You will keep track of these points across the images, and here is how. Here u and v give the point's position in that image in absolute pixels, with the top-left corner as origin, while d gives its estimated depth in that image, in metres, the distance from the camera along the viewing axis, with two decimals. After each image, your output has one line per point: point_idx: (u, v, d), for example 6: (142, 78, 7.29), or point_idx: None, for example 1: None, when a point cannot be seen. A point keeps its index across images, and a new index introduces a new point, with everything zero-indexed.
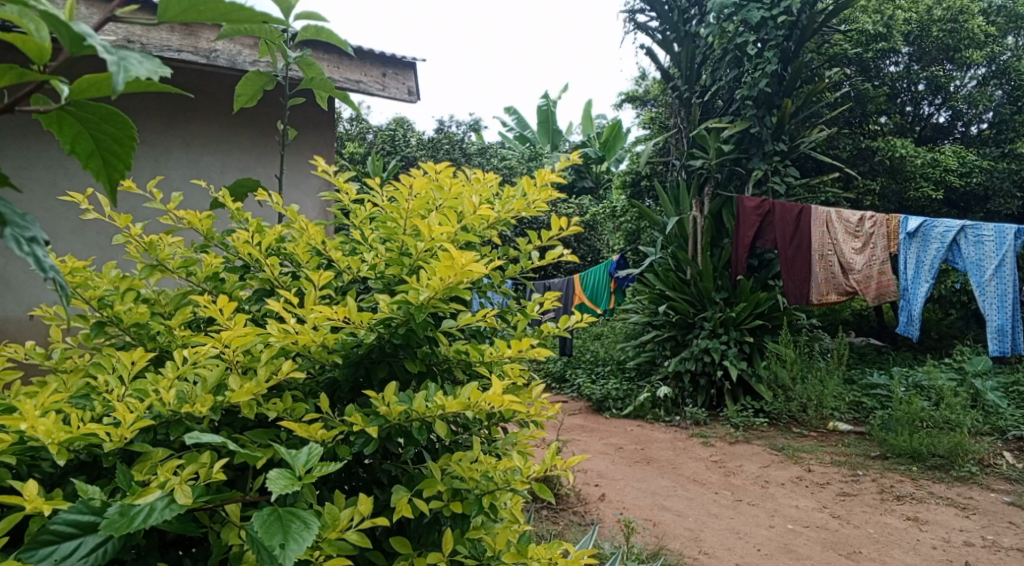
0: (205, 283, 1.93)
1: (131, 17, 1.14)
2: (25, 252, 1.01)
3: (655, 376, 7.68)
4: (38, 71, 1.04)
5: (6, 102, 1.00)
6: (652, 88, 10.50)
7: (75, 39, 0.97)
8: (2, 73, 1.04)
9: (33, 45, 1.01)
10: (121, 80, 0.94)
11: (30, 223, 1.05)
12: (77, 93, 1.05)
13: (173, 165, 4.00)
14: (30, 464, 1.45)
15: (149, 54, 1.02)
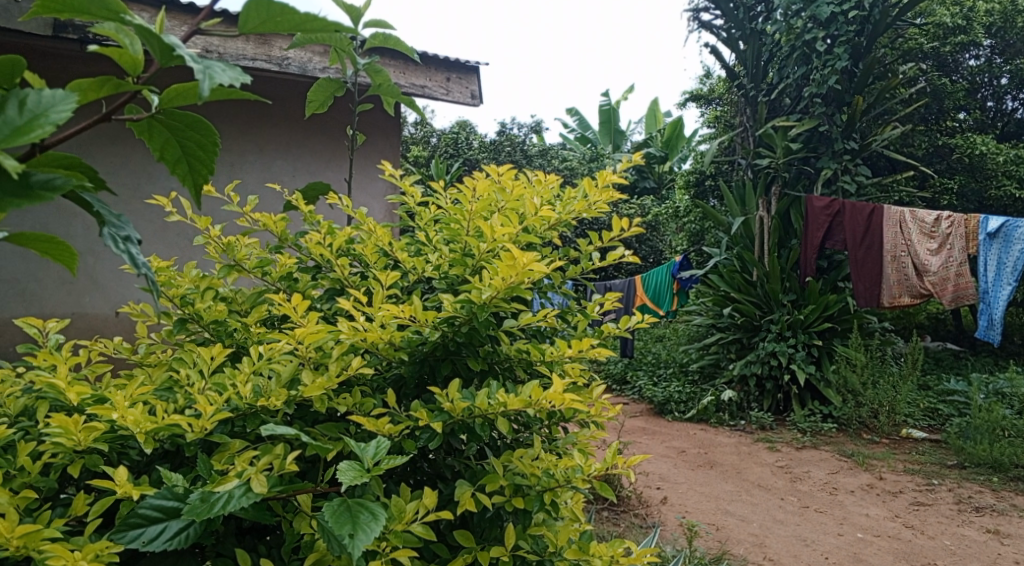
0: (279, 283, 2.02)
1: (214, 30, 1.20)
2: (121, 250, 1.08)
3: (719, 380, 7.62)
4: (132, 82, 1.11)
5: (103, 111, 1.07)
6: (717, 87, 10.37)
7: (165, 50, 1.04)
8: (100, 86, 1.11)
9: (128, 58, 1.08)
10: (206, 88, 1.01)
11: (125, 223, 1.13)
12: (167, 102, 1.12)
13: (247, 170, 4.15)
14: (120, 451, 1.54)
15: (231, 64, 1.08)
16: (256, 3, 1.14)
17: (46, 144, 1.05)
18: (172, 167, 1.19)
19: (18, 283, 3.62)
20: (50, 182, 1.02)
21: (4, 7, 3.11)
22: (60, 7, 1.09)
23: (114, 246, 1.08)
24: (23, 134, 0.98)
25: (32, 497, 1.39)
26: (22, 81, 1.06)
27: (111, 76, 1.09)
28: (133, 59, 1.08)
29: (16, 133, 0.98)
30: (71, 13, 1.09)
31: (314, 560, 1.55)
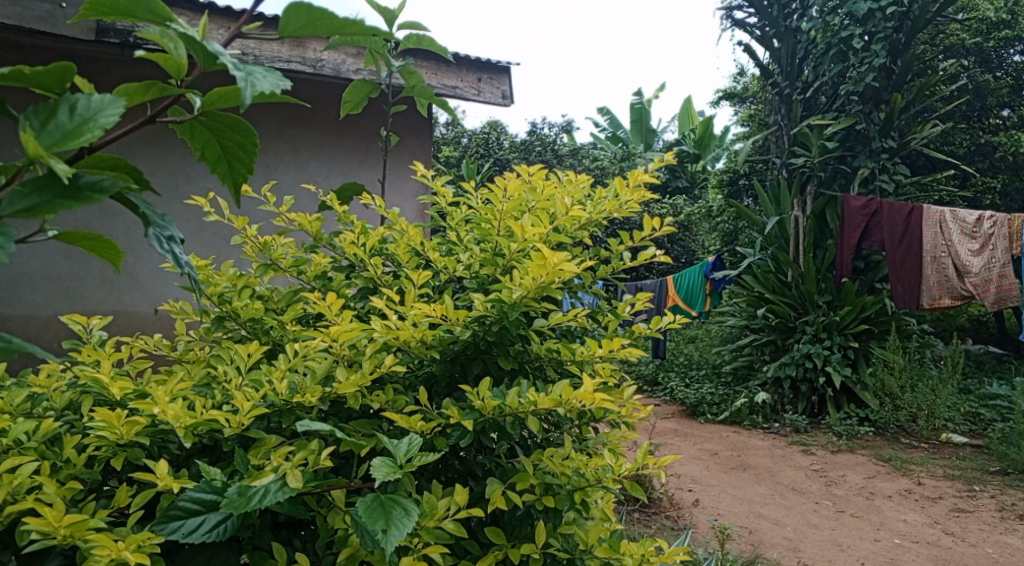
0: (314, 282, 2.06)
1: (257, 34, 1.21)
2: (165, 249, 1.12)
3: (753, 382, 7.57)
4: (175, 86, 1.14)
5: (147, 114, 1.10)
6: (751, 85, 10.26)
7: (208, 55, 1.07)
8: (145, 89, 1.14)
9: (173, 63, 1.12)
10: (248, 94, 1.04)
11: (168, 223, 1.17)
12: (209, 105, 1.15)
13: (282, 170, 4.21)
14: (161, 445, 1.58)
15: (271, 68, 1.11)
16: (294, 8, 1.16)
17: (93, 146, 1.08)
18: (212, 167, 1.22)
19: (63, 281, 3.74)
20: (98, 184, 1.06)
21: (49, 13, 3.24)
22: (107, 12, 1.12)
23: (159, 245, 1.11)
24: (73, 138, 1.02)
25: (78, 488, 1.43)
26: (71, 85, 1.09)
27: (156, 80, 1.12)
28: (177, 63, 1.11)
29: (66, 137, 1.02)
30: (117, 16, 1.12)
31: (347, 555, 1.57)
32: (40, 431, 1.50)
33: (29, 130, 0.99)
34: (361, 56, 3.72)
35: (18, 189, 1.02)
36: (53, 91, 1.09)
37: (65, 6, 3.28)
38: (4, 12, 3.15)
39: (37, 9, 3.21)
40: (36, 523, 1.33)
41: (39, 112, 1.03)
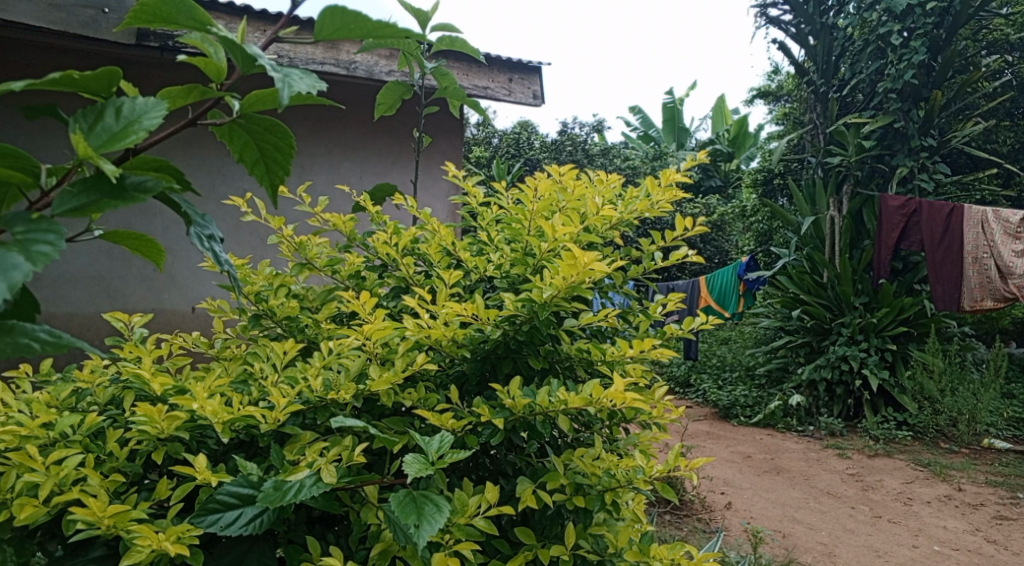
0: (348, 281, 2.09)
1: (293, 37, 1.24)
2: (205, 248, 1.15)
3: (787, 384, 7.50)
4: (215, 89, 1.17)
5: (189, 117, 1.13)
6: (786, 83, 10.14)
7: (247, 59, 1.10)
8: (187, 93, 1.17)
9: (213, 66, 1.15)
10: (286, 94, 1.06)
11: (208, 222, 1.20)
12: (248, 107, 1.18)
13: (317, 171, 4.29)
14: (200, 440, 1.62)
15: (307, 70, 1.13)
16: (330, 10, 1.18)
17: (137, 148, 1.11)
18: (250, 169, 1.25)
19: (104, 280, 3.91)
20: (142, 184, 1.09)
21: (93, 18, 3.43)
22: (150, 18, 1.16)
23: (199, 244, 1.15)
24: (120, 139, 1.05)
25: (120, 480, 1.47)
26: (117, 89, 1.13)
27: (197, 83, 1.15)
28: (218, 67, 1.14)
29: (113, 138, 1.05)
30: (160, 22, 1.16)
31: (380, 551, 1.60)
32: (85, 425, 1.55)
33: (79, 132, 1.03)
34: (394, 58, 3.77)
35: (66, 189, 1.06)
36: (99, 94, 1.12)
37: (107, 10, 3.47)
38: (49, 18, 3.35)
39: (80, 15, 3.40)
40: (81, 512, 1.38)
41: (87, 115, 1.06)
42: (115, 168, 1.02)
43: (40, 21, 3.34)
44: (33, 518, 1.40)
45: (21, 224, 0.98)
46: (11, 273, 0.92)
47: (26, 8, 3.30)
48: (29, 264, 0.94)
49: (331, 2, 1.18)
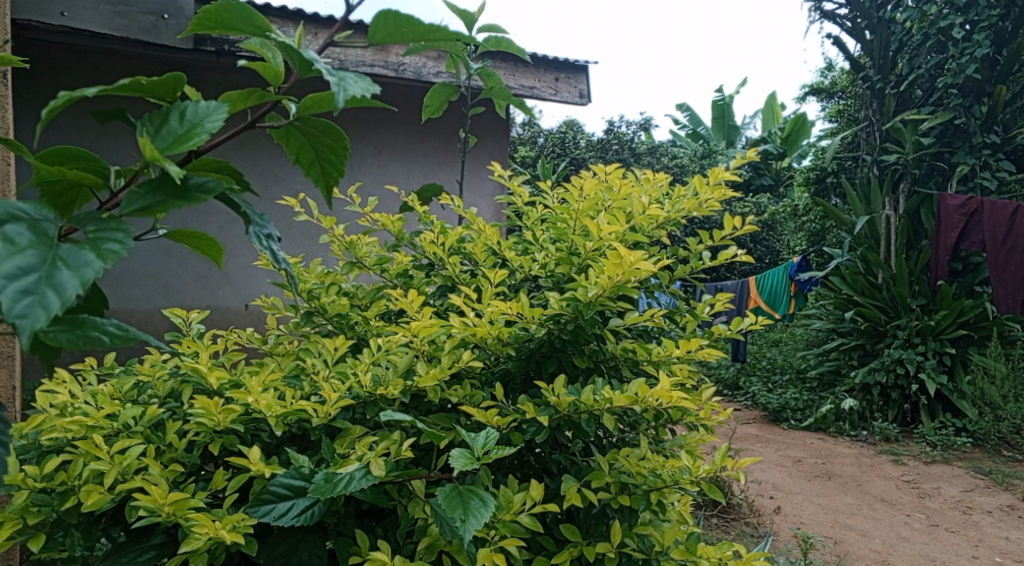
0: (396, 279, 2.14)
1: (347, 41, 1.26)
2: (264, 246, 1.19)
3: (840, 388, 7.38)
4: (273, 92, 1.20)
5: (249, 120, 1.17)
6: (840, 78, 9.94)
7: (304, 63, 1.13)
8: (247, 97, 1.20)
9: (271, 70, 1.19)
10: (341, 99, 1.08)
11: (266, 222, 1.23)
12: (304, 109, 1.21)
13: (367, 172, 4.56)
14: (253, 433, 1.67)
15: (362, 74, 1.15)
16: (383, 16, 1.21)
17: (200, 151, 1.16)
18: (306, 170, 1.29)
19: (162, 277, 4.25)
20: (204, 185, 1.13)
21: (153, 24, 3.62)
22: (212, 25, 1.20)
23: (258, 243, 1.19)
24: (184, 141, 1.09)
25: (180, 470, 1.53)
26: (180, 94, 1.17)
27: (256, 87, 1.18)
28: (275, 71, 1.17)
29: (178, 141, 1.10)
30: (222, 28, 1.20)
31: (426, 544, 1.63)
32: (146, 417, 1.61)
33: (146, 135, 1.08)
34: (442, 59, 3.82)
35: (134, 190, 1.10)
36: (165, 100, 1.17)
37: (167, 16, 3.64)
38: (113, 26, 3.54)
39: (141, 22, 3.58)
40: (143, 500, 1.44)
41: (154, 120, 1.11)
42: (179, 169, 1.07)
43: (105, 29, 3.52)
44: (99, 504, 1.46)
45: (93, 223, 1.03)
46: (84, 270, 0.96)
47: (92, 16, 3.49)
48: (100, 261, 0.98)
49: (384, 7, 1.21)
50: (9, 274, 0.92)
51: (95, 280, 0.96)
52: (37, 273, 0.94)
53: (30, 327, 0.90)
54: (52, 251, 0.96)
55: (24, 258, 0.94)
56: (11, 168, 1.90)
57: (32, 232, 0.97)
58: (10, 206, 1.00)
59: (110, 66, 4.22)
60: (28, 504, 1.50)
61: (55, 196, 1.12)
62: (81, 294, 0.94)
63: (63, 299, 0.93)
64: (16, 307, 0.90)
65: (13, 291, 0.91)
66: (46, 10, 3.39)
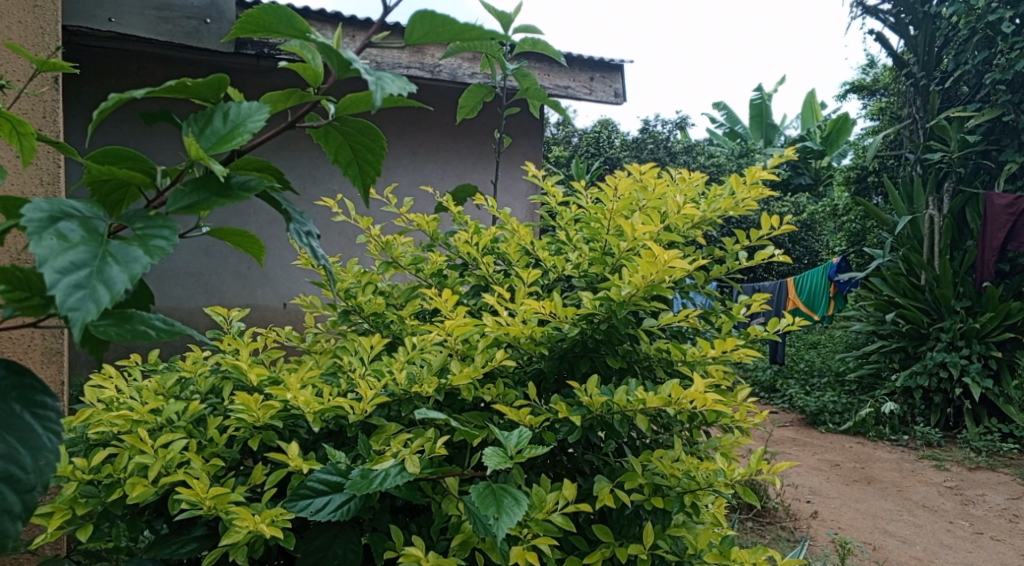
0: (430, 279, 2.16)
1: (385, 42, 1.28)
2: (304, 243, 1.21)
3: (879, 391, 7.27)
4: (313, 93, 1.23)
5: (289, 119, 1.19)
6: (883, 75, 9.75)
7: (342, 64, 1.15)
8: (287, 96, 1.23)
9: (311, 72, 1.21)
10: (378, 98, 1.10)
11: (306, 219, 1.26)
12: (343, 110, 1.24)
13: (402, 172, 4.63)
14: (292, 428, 1.70)
15: (399, 73, 1.17)
16: (420, 15, 1.22)
17: (243, 150, 1.19)
18: (344, 169, 1.32)
19: (203, 276, 4.35)
20: (246, 183, 1.16)
21: (196, 28, 3.68)
22: (254, 28, 1.22)
23: (298, 240, 1.21)
24: (227, 141, 1.12)
25: (220, 465, 1.57)
26: (223, 95, 1.20)
27: (296, 87, 1.21)
28: (315, 72, 1.20)
29: (221, 141, 1.13)
30: (264, 31, 1.23)
31: (460, 541, 1.65)
32: (188, 412, 1.65)
33: (192, 134, 1.11)
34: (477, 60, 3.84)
35: (179, 189, 1.13)
36: (208, 101, 1.20)
37: (210, 21, 3.70)
38: (157, 30, 3.62)
39: (185, 26, 3.65)
40: (186, 493, 1.47)
41: (198, 120, 1.14)
42: (223, 169, 1.10)
43: (150, 33, 3.61)
44: (144, 496, 1.50)
45: (140, 220, 1.06)
46: (132, 265, 1.00)
47: (138, 21, 3.58)
48: (148, 257, 1.02)
49: (421, 7, 1.23)
50: (62, 269, 0.96)
51: (143, 274, 0.99)
52: (88, 267, 0.97)
53: (82, 320, 0.93)
54: (103, 247, 1.00)
55: (77, 254, 0.98)
56: (62, 169, 1.95)
57: (83, 229, 1.01)
58: (62, 204, 1.03)
59: (156, 69, 4.31)
60: (76, 496, 1.55)
61: (104, 195, 1.16)
62: (130, 288, 0.98)
63: (113, 293, 0.97)
64: (69, 301, 0.94)
65: (65, 284, 0.95)
66: (94, 16, 3.48)
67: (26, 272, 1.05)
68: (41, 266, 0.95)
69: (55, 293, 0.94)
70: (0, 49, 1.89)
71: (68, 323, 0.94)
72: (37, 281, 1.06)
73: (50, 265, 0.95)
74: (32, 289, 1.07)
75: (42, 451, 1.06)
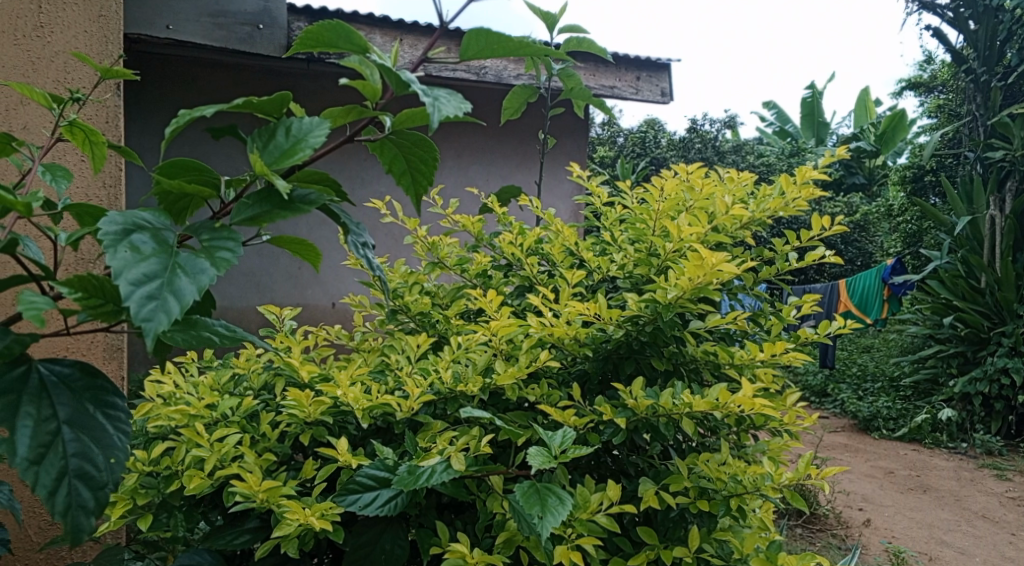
0: (475, 279, 2.19)
1: (439, 56, 1.31)
2: (361, 255, 1.24)
3: (937, 397, 7.12)
4: (370, 108, 1.25)
5: (348, 134, 1.22)
6: (941, 72, 9.52)
7: (400, 84, 1.17)
8: (347, 111, 1.26)
9: (369, 87, 1.23)
10: (435, 119, 1.12)
11: (363, 230, 1.29)
12: (398, 124, 1.26)
13: (448, 174, 4.70)
14: (341, 425, 1.75)
15: (455, 92, 1.19)
16: (475, 33, 1.24)
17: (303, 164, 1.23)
18: (397, 179, 1.35)
19: (255, 276, 4.46)
20: (307, 197, 1.20)
21: (249, 34, 3.78)
22: (314, 43, 1.25)
23: (355, 251, 1.24)
24: (290, 156, 1.16)
25: (272, 460, 1.62)
26: (285, 110, 1.24)
27: (355, 104, 1.24)
28: (373, 88, 1.23)
29: (284, 156, 1.17)
30: (325, 47, 1.25)
31: (505, 539, 1.67)
32: (242, 407, 1.70)
33: (256, 150, 1.15)
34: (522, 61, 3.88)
35: (243, 201, 1.18)
36: (271, 116, 1.24)
37: (263, 27, 3.80)
38: (213, 36, 3.71)
39: (239, 32, 3.75)
40: (240, 486, 1.52)
41: (262, 135, 1.19)
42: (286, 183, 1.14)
43: (206, 39, 3.70)
44: (200, 488, 1.56)
45: (207, 232, 1.11)
46: (200, 277, 1.04)
47: (194, 28, 3.67)
48: (213, 268, 1.06)
49: (477, 24, 1.24)
50: (135, 280, 1.00)
51: (210, 286, 1.03)
52: (159, 279, 1.02)
53: (154, 330, 0.97)
54: (172, 259, 1.04)
55: (148, 265, 1.02)
56: (123, 172, 2.02)
57: (154, 240, 1.06)
58: (136, 216, 1.08)
59: (210, 75, 4.41)
60: (137, 486, 1.62)
61: (171, 204, 1.21)
62: (198, 299, 1.02)
63: (182, 303, 1.01)
64: (142, 312, 0.98)
65: (140, 295, 0.99)
66: (153, 24, 3.59)
67: (102, 280, 1.09)
68: (117, 279, 0.99)
69: (130, 304, 0.98)
70: (68, 58, 2.05)
71: (141, 333, 0.99)
72: (110, 289, 1.10)
73: (124, 277, 1.00)
74: (106, 296, 1.11)
75: (113, 450, 1.11)
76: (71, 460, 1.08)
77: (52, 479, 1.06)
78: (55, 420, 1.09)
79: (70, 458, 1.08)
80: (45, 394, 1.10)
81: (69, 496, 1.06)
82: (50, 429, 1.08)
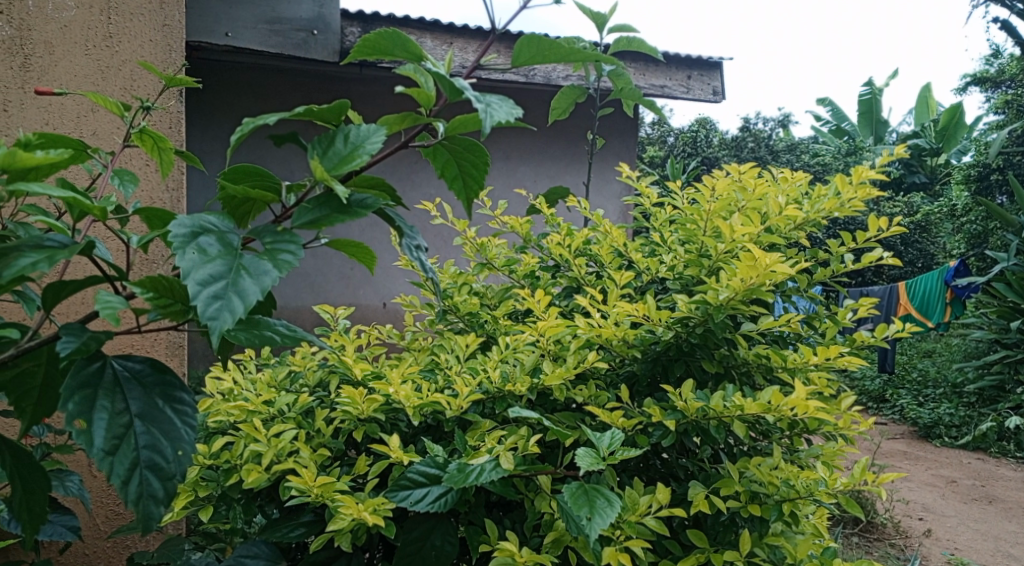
0: (523, 279, 2.21)
1: (491, 63, 1.33)
2: (415, 257, 1.27)
3: (1003, 405, 6.91)
4: (425, 115, 1.28)
5: (403, 140, 1.25)
6: (1009, 67, 9.26)
7: (454, 91, 1.19)
8: (402, 118, 1.29)
9: (424, 94, 1.26)
10: (488, 125, 1.13)
11: (416, 234, 1.31)
12: (452, 130, 1.29)
13: (497, 176, 4.74)
14: (393, 422, 1.79)
15: (506, 97, 1.20)
16: (526, 40, 1.26)
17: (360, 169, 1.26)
18: (450, 184, 1.37)
19: (309, 277, 4.56)
20: (364, 202, 1.23)
21: (304, 40, 3.85)
22: (370, 52, 1.28)
23: (410, 254, 1.26)
24: (348, 162, 1.20)
25: (326, 455, 1.66)
26: (344, 117, 1.27)
27: (409, 111, 1.27)
28: (428, 95, 1.25)
29: (343, 161, 1.20)
30: (381, 55, 1.29)
31: (553, 538, 1.68)
32: (298, 404, 1.75)
33: (316, 156, 1.19)
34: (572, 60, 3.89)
35: (304, 206, 1.21)
36: (329, 123, 1.28)
37: (317, 32, 3.87)
38: (269, 42, 3.80)
39: (294, 38, 3.83)
40: (296, 481, 1.57)
41: (322, 142, 1.22)
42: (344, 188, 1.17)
43: (262, 45, 3.80)
44: (258, 482, 1.61)
45: (269, 235, 1.14)
46: (263, 278, 1.08)
47: (251, 35, 3.78)
48: (277, 270, 1.10)
49: (528, 31, 1.26)
50: (202, 281, 1.04)
51: (273, 286, 1.07)
52: (225, 280, 1.06)
53: (220, 329, 1.01)
54: (237, 261, 1.09)
55: (214, 266, 1.07)
56: (186, 177, 2.11)
57: (220, 243, 1.10)
58: (202, 219, 1.13)
59: (268, 81, 4.53)
60: (198, 479, 1.69)
61: (234, 209, 1.25)
62: (261, 298, 1.06)
63: (246, 303, 1.05)
64: (208, 311, 1.02)
65: (206, 295, 1.03)
66: (212, 31, 3.70)
67: (171, 281, 1.14)
68: (186, 279, 1.04)
69: (197, 303, 1.03)
70: (134, 67, 2.15)
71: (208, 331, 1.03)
72: (179, 290, 1.15)
73: (192, 277, 1.04)
74: (175, 297, 1.16)
75: (180, 443, 1.16)
76: (141, 452, 1.12)
77: (125, 469, 1.11)
78: (128, 414, 1.14)
79: (141, 450, 1.12)
80: (119, 389, 1.15)
81: (141, 485, 1.11)
82: (123, 422, 1.13)
